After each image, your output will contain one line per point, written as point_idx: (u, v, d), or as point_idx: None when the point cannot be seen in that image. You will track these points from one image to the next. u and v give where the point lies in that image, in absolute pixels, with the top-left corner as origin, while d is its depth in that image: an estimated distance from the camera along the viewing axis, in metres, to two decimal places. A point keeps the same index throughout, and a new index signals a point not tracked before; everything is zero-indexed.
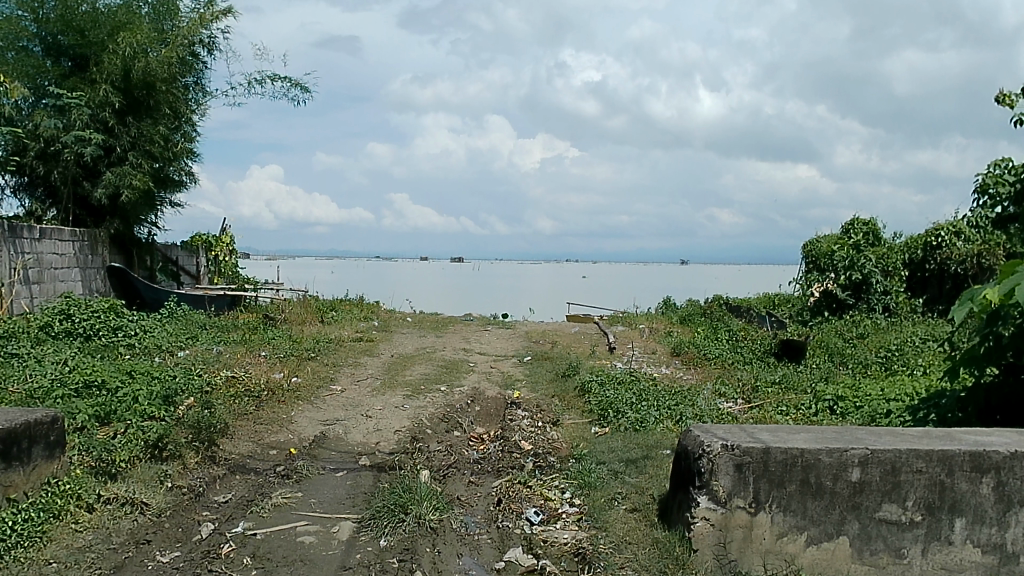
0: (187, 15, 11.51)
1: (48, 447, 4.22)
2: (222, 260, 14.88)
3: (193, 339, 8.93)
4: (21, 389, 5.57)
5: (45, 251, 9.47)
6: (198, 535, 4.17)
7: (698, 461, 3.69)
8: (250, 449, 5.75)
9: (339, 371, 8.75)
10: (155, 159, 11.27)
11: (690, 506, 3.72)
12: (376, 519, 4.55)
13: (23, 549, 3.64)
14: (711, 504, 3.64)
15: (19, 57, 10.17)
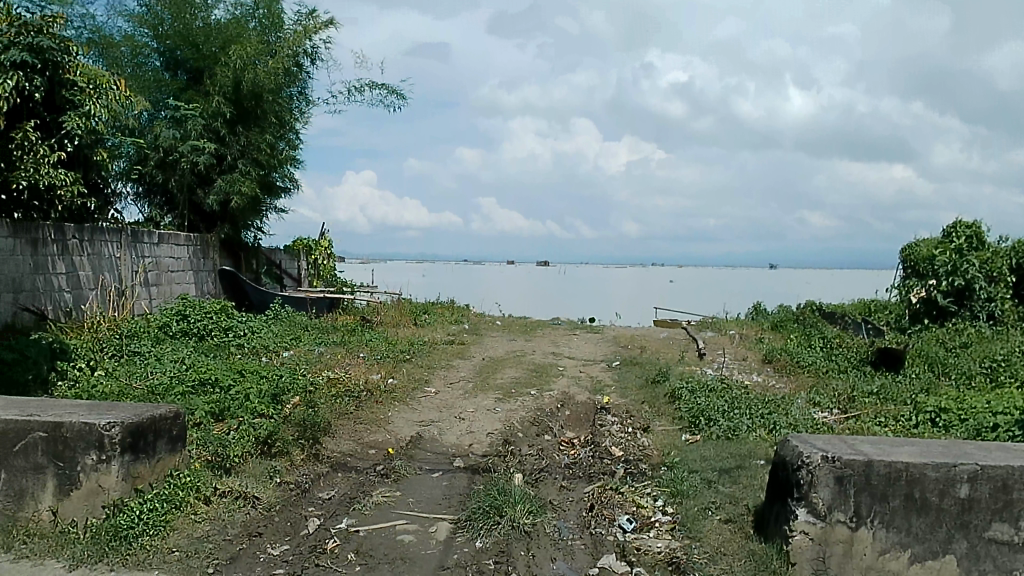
0: (292, 27, 11.88)
1: (170, 441, 4.38)
2: (322, 263, 15.41)
3: (296, 340, 9.26)
4: (144, 384, 5.92)
5: (163, 254, 10.00)
6: (305, 530, 4.32)
7: (798, 472, 3.58)
8: (350, 448, 5.92)
9: (433, 373, 8.89)
10: (262, 167, 11.67)
11: (788, 518, 3.60)
12: (472, 520, 4.59)
13: (149, 537, 3.77)
14: (811, 517, 3.51)
15: (141, 71, 10.87)
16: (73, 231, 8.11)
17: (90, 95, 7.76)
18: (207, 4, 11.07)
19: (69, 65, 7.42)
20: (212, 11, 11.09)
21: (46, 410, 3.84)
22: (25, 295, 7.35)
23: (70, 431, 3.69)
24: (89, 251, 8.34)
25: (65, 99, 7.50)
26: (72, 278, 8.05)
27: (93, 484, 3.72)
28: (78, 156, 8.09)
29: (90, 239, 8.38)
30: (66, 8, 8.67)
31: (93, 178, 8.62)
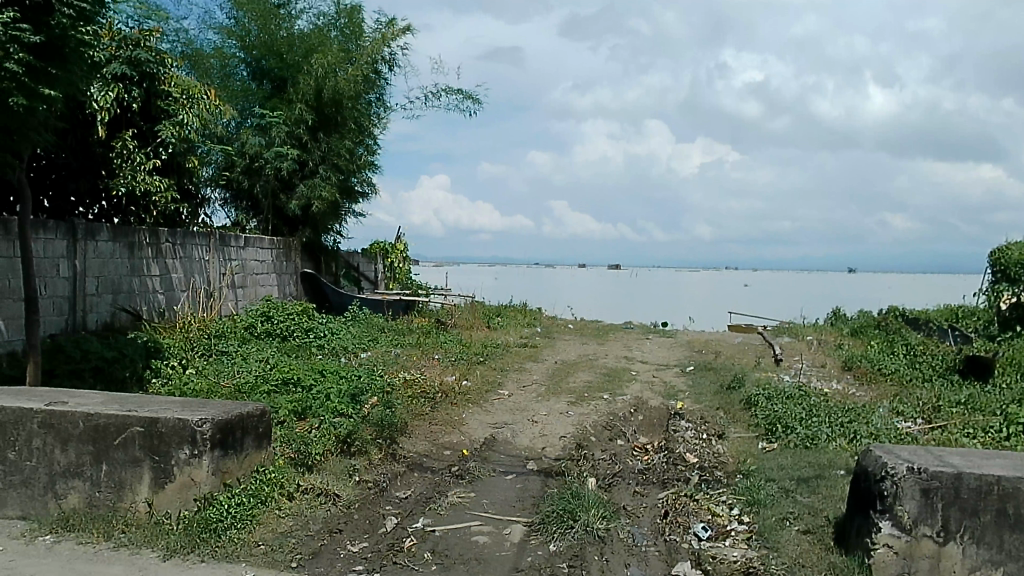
0: (371, 35, 12.08)
1: (257, 438, 4.49)
2: (398, 266, 15.59)
3: (373, 341, 9.46)
4: (231, 382, 6.17)
5: (248, 257, 10.35)
6: (383, 528, 4.40)
7: (881, 484, 3.46)
8: (426, 448, 6.01)
9: (506, 376, 8.94)
10: (341, 172, 11.92)
11: (870, 531, 3.48)
12: (545, 523, 4.60)
13: (237, 530, 3.89)
14: (895, 531, 3.39)
15: (230, 82, 11.36)
16: (167, 235, 8.46)
17: (183, 104, 8.16)
18: (291, 15, 11.43)
19: (164, 77, 7.94)
20: (295, 21, 11.43)
21: (143, 407, 3.99)
22: (123, 296, 7.71)
23: (165, 426, 3.82)
24: (181, 254, 8.70)
25: (160, 109, 7.98)
26: (165, 280, 8.42)
27: (185, 477, 3.85)
28: (171, 163, 8.43)
29: (182, 242, 8.73)
30: (161, 22, 9.13)
31: (186, 185, 8.94)
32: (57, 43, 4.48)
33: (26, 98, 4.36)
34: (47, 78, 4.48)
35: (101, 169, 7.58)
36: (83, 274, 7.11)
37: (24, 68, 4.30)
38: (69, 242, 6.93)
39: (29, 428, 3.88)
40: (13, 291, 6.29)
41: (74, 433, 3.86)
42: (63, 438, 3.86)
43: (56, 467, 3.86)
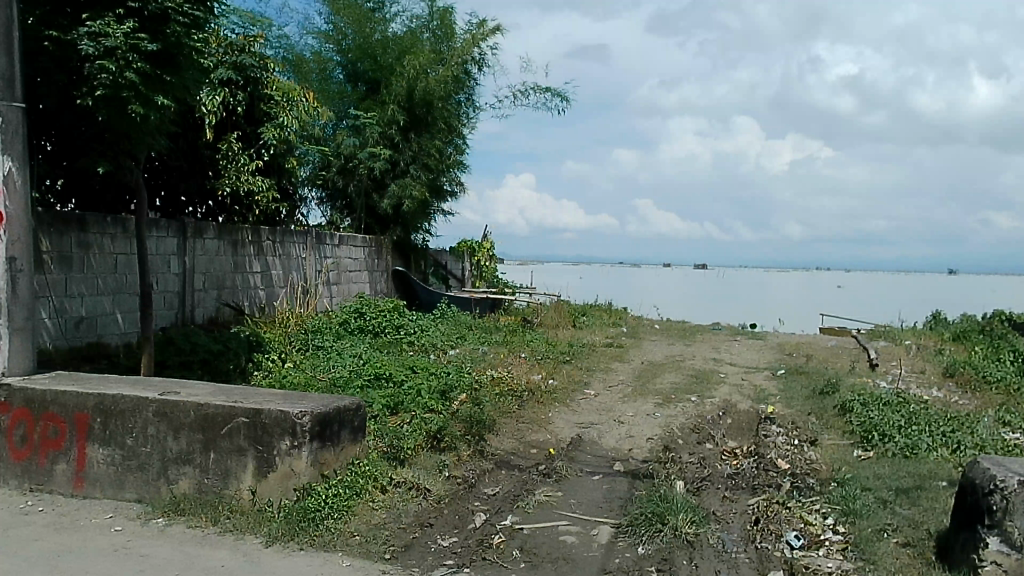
0: (461, 36, 12.18)
1: (352, 431, 4.57)
2: (485, 265, 15.81)
3: (461, 339, 9.55)
4: (326, 376, 6.36)
5: (342, 255, 10.63)
6: (473, 524, 4.42)
7: (988, 497, 3.31)
8: (513, 446, 6.05)
9: (592, 376, 8.89)
10: (431, 171, 12.11)
11: (975, 547, 3.34)
12: (634, 526, 4.54)
13: (334, 520, 3.98)
14: (1004, 547, 3.24)
15: (327, 84, 11.70)
16: (267, 234, 8.77)
17: (283, 107, 8.47)
18: (385, 18, 11.66)
19: (267, 81, 8.26)
20: (389, 25, 11.68)
21: (248, 398, 4.15)
22: (227, 292, 8.04)
23: (268, 418, 3.97)
24: (280, 251, 9.01)
25: (263, 112, 8.31)
26: (265, 277, 8.74)
27: (286, 467, 3.98)
28: (273, 164, 8.76)
29: (281, 241, 9.04)
30: (264, 29, 9.50)
31: (285, 185, 9.29)
32: (171, 51, 4.71)
33: (142, 105, 4.61)
34: (161, 85, 4.72)
35: (208, 170, 7.94)
36: (191, 271, 7.46)
37: (141, 76, 4.56)
38: (179, 240, 7.28)
39: (145, 416, 4.07)
40: (129, 286, 6.64)
41: (185, 421, 4.04)
42: (175, 426, 4.05)
43: (169, 453, 4.05)
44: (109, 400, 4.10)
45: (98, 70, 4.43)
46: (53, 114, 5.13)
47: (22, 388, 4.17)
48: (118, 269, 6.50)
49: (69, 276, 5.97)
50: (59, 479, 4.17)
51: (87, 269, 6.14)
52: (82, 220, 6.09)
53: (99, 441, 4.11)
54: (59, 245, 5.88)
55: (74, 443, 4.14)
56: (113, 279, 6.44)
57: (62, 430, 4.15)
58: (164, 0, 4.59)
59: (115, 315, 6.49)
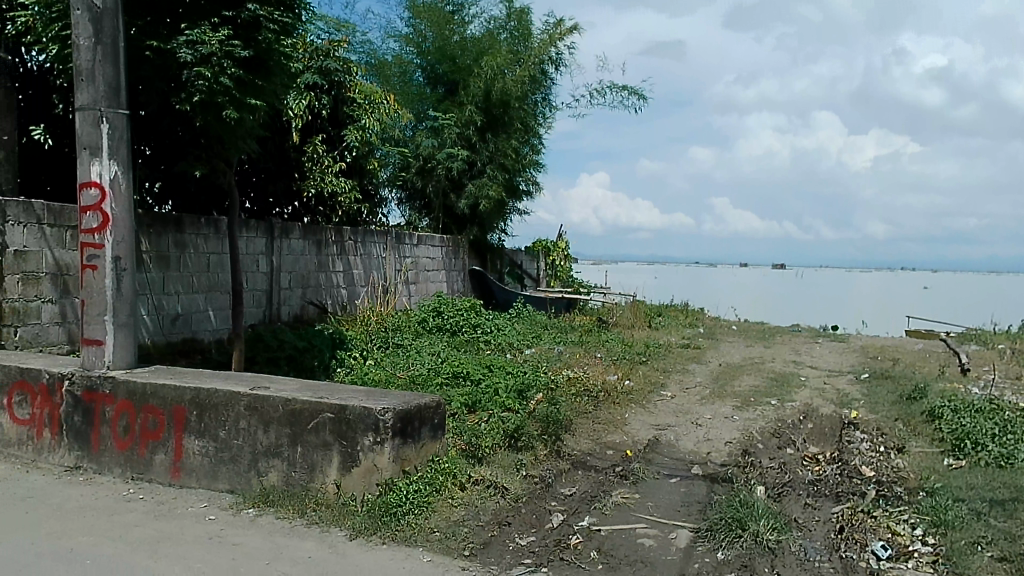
0: (538, 36, 12.19)
1: (432, 429, 4.59)
2: (559, 264, 15.82)
3: (537, 338, 9.58)
4: (406, 374, 6.46)
5: (421, 255, 10.79)
6: (550, 523, 4.39)
7: None
8: (590, 447, 6.02)
9: (669, 377, 8.77)
10: (507, 171, 12.19)
11: None
12: (713, 530, 4.45)
13: (414, 516, 4.02)
14: None
15: (407, 87, 11.89)
16: (350, 234, 8.97)
17: (365, 109, 8.67)
18: (464, 20, 11.78)
19: (349, 84, 8.48)
20: (468, 27, 11.79)
21: (333, 394, 4.25)
22: (311, 290, 8.26)
23: (352, 414, 4.06)
24: (361, 251, 9.19)
25: (346, 115, 8.49)
26: (347, 276, 8.95)
27: (369, 462, 4.06)
28: (355, 165, 8.98)
29: (363, 241, 9.22)
30: (347, 33, 9.71)
31: (366, 186, 9.51)
32: (263, 56, 4.88)
33: (236, 109, 4.80)
34: (254, 90, 4.89)
35: (294, 172, 8.19)
36: (278, 270, 7.70)
37: (235, 82, 4.74)
38: (267, 240, 7.53)
39: (237, 410, 4.22)
40: (221, 284, 6.89)
41: (274, 416, 4.17)
42: (264, 420, 4.18)
43: (259, 446, 4.19)
44: (204, 394, 4.27)
45: (195, 76, 4.63)
46: (153, 119, 5.37)
47: (125, 381, 4.39)
48: (211, 268, 6.76)
49: (166, 274, 6.25)
50: (157, 468, 4.35)
51: (182, 268, 6.42)
52: (179, 221, 6.36)
53: (195, 433, 4.28)
54: (157, 245, 6.17)
55: (172, 435, 4.32)
56: (206, 277, 6.70)
57: (160, 422, 4.34)
58: (256, 9, 4.78)
59: (208, 311, 6.75)
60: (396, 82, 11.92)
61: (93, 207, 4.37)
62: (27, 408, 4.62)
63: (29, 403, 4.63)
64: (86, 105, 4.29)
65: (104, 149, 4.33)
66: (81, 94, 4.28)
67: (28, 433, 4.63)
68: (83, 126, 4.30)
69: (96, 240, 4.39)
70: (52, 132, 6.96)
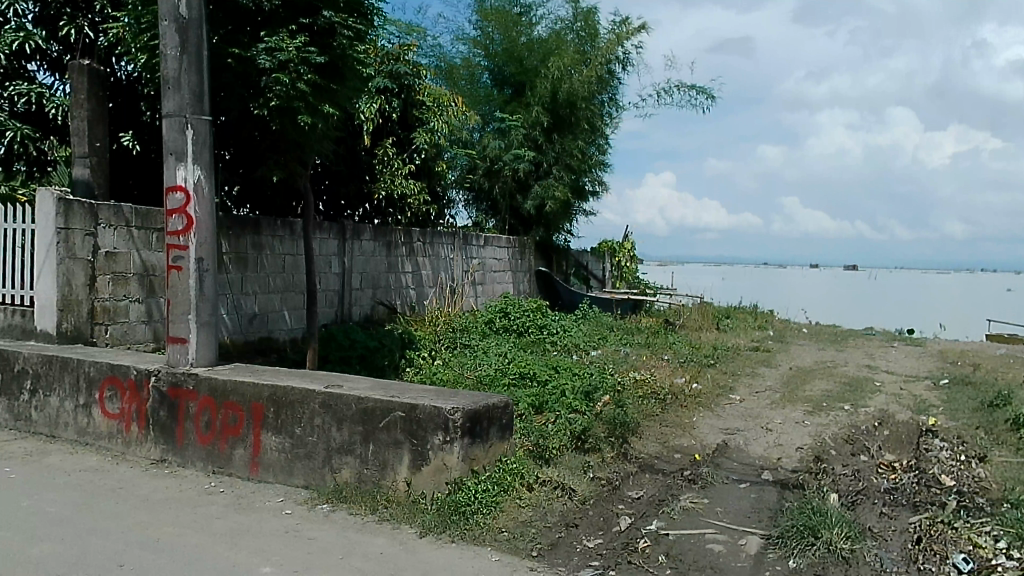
0: (606, 36, 12.13)
1: (500, 429, 4.60)
2: (624, 265, 15.72)
3: (603, 340, 9.54)
4: (473, 374, 6.51)
5: (488, 255, 10.86)
6: (617, 527, 4.35)
7: None
8: (657, 450, 5.97)
9: (738, 381, 8.62)
10: (573, 172, 12.16)
11: None
12: (784, 538, 4.34)
13: (483, 515, 4.03)
14: None
15: (475, 89, 11.98)
16: (419, 235, 9.08)
17: (433, 112, 8.80)
18: (531, 22, 11.82)
19: (419, 88, 8.67)
20: (535, 28, 11.82)
21: (403, 393, 4.32)
22: (381, 291, 8.41)
23: (423, 413, 4.11)
24: (429, 252, 9.30)
25: (415, 117, 8.68)
26: (415, 276, 9.07)
27: (439, 461, 4.10)
28: (423, 168, 9.10)
29: (431, 241, 9.32)
30: (417, 37, 9.86)
31: (435, 188, 9.63)
32: (337, 62, 5.02)
33: (310, 114, 4.94)
34: (328, 95, 5.04)
35: (365, 174, 8.36)
36: (350, 271, 7.86)
37: (310, 88, 4.89)
38: (339, 241, 7.70)
39: (312, 408, 4.33)
40: (296, 285, 7.07)
41: (347, 413, 4.26)
42: (338, 418, 4.28)
43: (332, 443, 4.28)
44: (281, 391, 4.39)
45: (272, 83, 4.79)
46: (233, 125, 5.56)
47: (207, 378, 4.55)
48: (287, 268, 6.94)
49: (244, 275, 6.45)
50: (237, 463, 4.49)
51: (260, 269, 6.61)
52: (257, 223, 6.56)
53: (272, 429, 4.41)
54: (236, 246, 6.38)
55: (251, 430, 4.45)
56: (282, 278, 6.89)
57: (240, 418, 4.48)
58: (331, 16, 4.93)
59: (284, 311, 6.93)
60: (466, 85, 12.01)
61: (179, 210, 4.54)
62: (116, 403, 4.83)
63: (118, 399, 4.83)
64: (172, 112, 4.46)
65: (189, 155, 4.49)
66: (168, 102, 4.46)
67: (117, 427, 4.83)
68: (169, 132, 4.48)
69: (181, 243, 4.56)
70: (139, 138, 7.28)
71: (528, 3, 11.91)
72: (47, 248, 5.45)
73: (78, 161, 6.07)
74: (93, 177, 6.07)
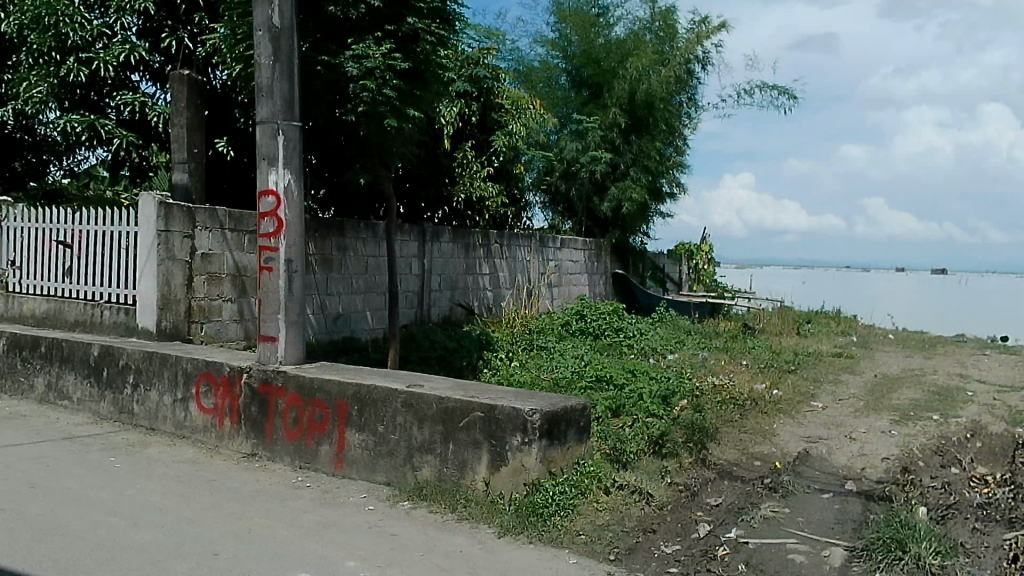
0: (684, 35, 11.97)
1: (579, 431, 4.59)
2: (702, 268, 15.48)
3: (681, 344, 9.42)
4: (550, 377, 6.53)
5: (564, 257, 10.87)
6: (696, 534, 4.28)
7: None
8: (736, 457, 5.86)
9: (820, 388, 8.37)
10: (651, 174, 12.04)
11: None
12: (869, 551, 4.19)
13: (560, 517, 4.03)
14: None
15: (553, 92, 12.02)
16: (497, 237, 9.16)
17: (512, 115, 8.89)
18: (609, 22, 11.78)
19: (498, 91, 8.78)
20: (613, 29, 11.77)
21: (483, 394, 4.37)
22: (459, 292, 8.51)
23: (502, 413, 4.15)
24: (507, 254, 9.36)
25: (494, 120, 8.78)
26: (493, 278, 9.15)
27: (517, 462, 4.13)
28: (502, 170, 9.19)
29: (509, 244, 9.38)
30: (497, 40, 9.97)
31: (512, 190, 9.70)
32: (421, 68, 5.14)
33: (396, 119, 5.06)
34: (412, 100, 5.15)
35: (445, 177, 8.48)
36: (429, 272, 7.99)
37: (396, 93, 5.02)
38: (419, 243, 7.83)
39: (394, 406, 4.42)
40: (378, 286, 7.23)
41: (428, 413, 4.34)
42: (419, 417, 4.36)
43: (414, 442, 4.36)
44: (365, 390, 4.50)
45: (360, 89, 4.94)
46: (322, 130, 5.73)
47: (295, 375, 4.69)
48: (369, 270, 7.10)
49: (329, 276, 6.64)
50: (322, 459, 4.62)
51: (344, 270, 6.79)
52: (341, 225, 6.75)
53: (357, 427, 4.52)
54: (322, 248, 6.57)
55: (336, 427, 4.57)
56: (365, 279, 7.05)
57: (326, 415, 4.61)
58: (416, 22, 5.03)
59: (366, 312, 7.10)
60: (545, 88, 12.03)
61: (270, 213, 4.70)
62: (211, 398, 5.04)
63: (212, 394, 5.03)
64: (265, 119, 4.63)
65: (280, 159, 4.65)
66: (262, 108, 4.63)
67: (212, 421, 5.04)
68: (263, 138, 4.64)
69: (273, 244, 4.72)
70: (233, 143, 7.59)
71: (606, 5, 11.89)
72: (149, 249, 5.72)
73: (177, 166, 6.36)
74: (191, 181, 6.36)
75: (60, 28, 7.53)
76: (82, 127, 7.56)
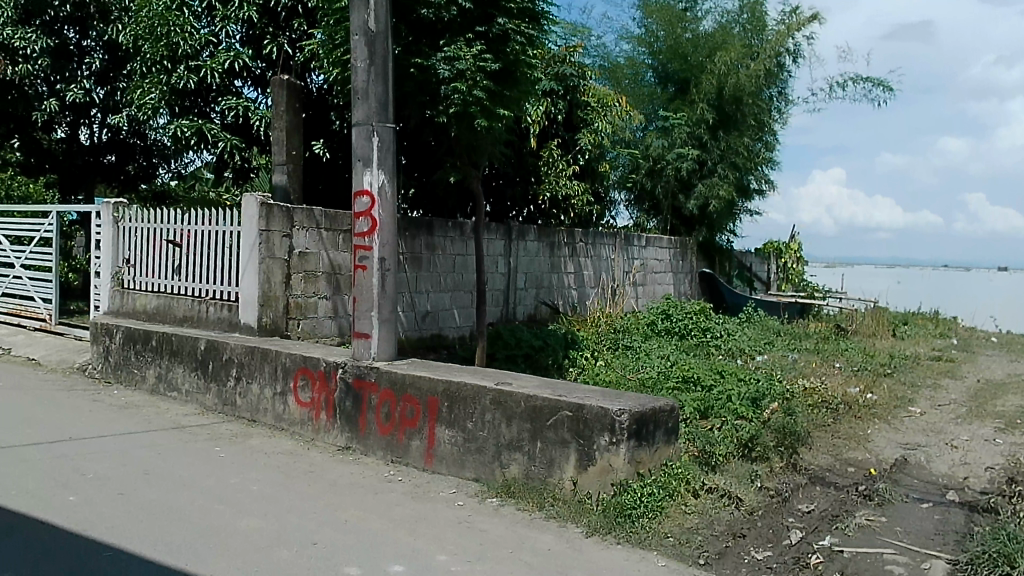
0: (774, 27, 11.63)
1: (667, 432, 4.53)
2: (791, 267, 15.06)
3: (769, 345, 9.19)
4: (635, 376, 6.47)
5: (649, 256, 10.75)
6: (788, 540, 4.16)
7: None
8: (829, 463, 5.68)
9: (919, 393, 8.02)
10: (739, 171, 11.78)
11: None
12: (974, 565, 3.97)
13: (648, 519, 3.99)
14: None
15: (639, 88, 11.91)
16: (582, 236, 9.14)
17: (598, 112, 8.86)
18: (697, 17, 11.56)
19: (584, 89, 8.77)
20: (701, 23, 11.54)
21: (571, 393, 4.37)
22: (544, 291, 8.53)
23: (590, 413, 4.14)
24: (591, 253, 9.33)
25: (580, 118, 8.78)
26: (578, 277, 9.13)
27: (605, 462, 4.11)
28: (587, 169, 9.16)
29: (594, 242, 9.35)
30: (583, 37, 9.96)
31: (597, 188, 9.66)
32: (510, 68, 5.18)
33: (486, 119, 5.12)
34: (501, 100, 5.20)
35: (531, 176, 8.51)
36: (515, 271, 8.03)
37: (485, 93, 5.07)
38: (505, 242, 7.89)
39: (482, 404, 4.47)
40: (465, 284, 7.31)
41: (516, 411, 4.36)
42: (508, 414, 4.39)
43: (502, 439, 4.39)
44: (455, 387, 4.56)
45: (452, 91, 5.01)
46: (412, 131, 5.84)
47: (388, 371, 4.80)
48: (457, 268, 7.19)
49: (418, 275, 6.76)
50: (413, 453, 4.71)
51: (433, 268, 6.90)
52: (430, 224, 6.86)
53: (446, 423, 4.58)
54: (411, 247, 6.69)
55: (427, 423, 4.66)
56: (453, 277, 7.14)
57: (417, 411, 4.69)
58: (505, 22, 5.08)
59: (453, 310, 7.19)
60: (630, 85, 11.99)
61: (365, 213, 4.82)
62: (308, 393, 5.20)
63: (310, 388, 5.20)
64: (361, 121, 4.75)
65: (375, 160, 4.76)
66: (357, 111, 4.75)
67: (309, 414, 5.20)
68: (359, 140, 4.76)
69: (367, 243, 4.83)
70: (328, 145, 7.82)
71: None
72: (250, 248, 5.92)
73: (277, 168, 6.59)
74: (289, 183, 6.58)
75: (170, 37, 7.89)
76: (190, 132, 7.94)
